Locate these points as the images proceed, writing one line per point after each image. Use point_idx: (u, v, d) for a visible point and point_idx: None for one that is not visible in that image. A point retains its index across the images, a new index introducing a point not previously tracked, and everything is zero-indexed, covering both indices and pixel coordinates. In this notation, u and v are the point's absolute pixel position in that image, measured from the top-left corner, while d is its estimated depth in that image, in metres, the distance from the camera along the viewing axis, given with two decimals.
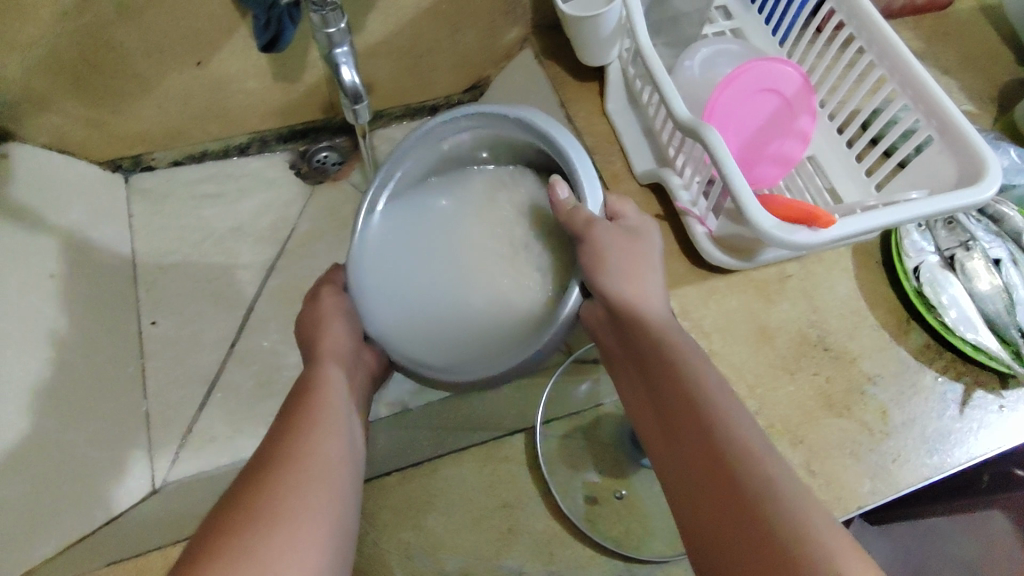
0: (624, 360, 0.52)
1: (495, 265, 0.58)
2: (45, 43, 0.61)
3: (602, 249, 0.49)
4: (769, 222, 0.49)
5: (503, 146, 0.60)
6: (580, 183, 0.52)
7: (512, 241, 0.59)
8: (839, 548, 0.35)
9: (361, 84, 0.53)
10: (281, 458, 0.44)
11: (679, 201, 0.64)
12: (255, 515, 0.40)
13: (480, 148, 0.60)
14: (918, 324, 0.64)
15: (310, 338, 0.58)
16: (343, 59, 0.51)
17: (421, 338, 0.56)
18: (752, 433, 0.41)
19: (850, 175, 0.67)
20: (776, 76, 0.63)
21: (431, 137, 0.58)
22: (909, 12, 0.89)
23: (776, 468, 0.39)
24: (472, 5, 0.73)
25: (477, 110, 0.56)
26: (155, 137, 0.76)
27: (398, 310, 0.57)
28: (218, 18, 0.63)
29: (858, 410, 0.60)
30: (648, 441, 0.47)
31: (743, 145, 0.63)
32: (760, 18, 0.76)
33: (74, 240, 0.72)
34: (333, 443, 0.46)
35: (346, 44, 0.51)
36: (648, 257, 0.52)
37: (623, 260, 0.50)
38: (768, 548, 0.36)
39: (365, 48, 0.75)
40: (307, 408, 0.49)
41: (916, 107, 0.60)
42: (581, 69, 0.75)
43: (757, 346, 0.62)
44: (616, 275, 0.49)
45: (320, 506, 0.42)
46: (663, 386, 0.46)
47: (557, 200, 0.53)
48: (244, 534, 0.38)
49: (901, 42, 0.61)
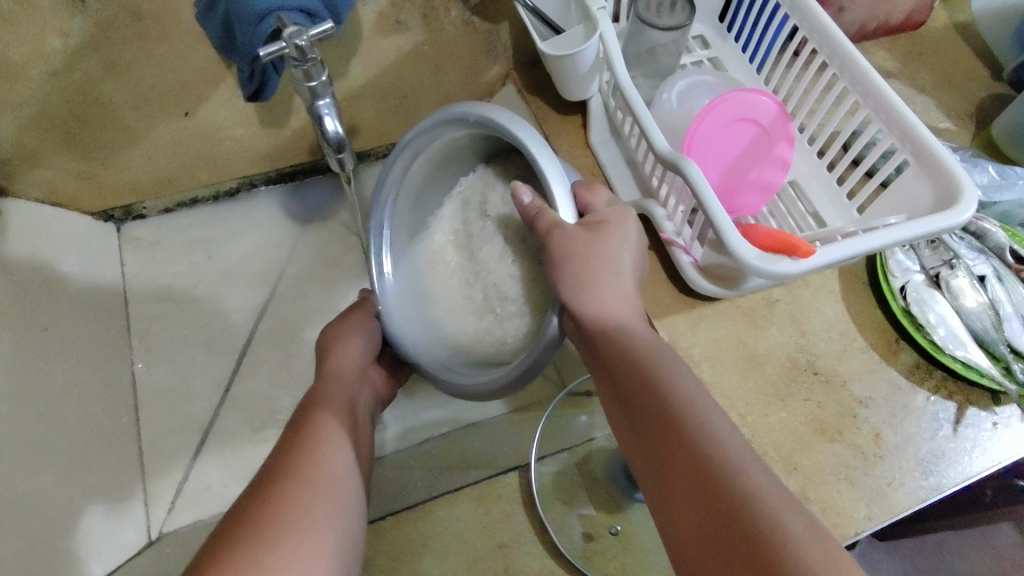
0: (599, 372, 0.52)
1: (500, 275, 0.57)
2: (36, 102, 0.61)
3: (569, 252, 0.50)
4: (750, 253, 0.50)
5: (491, 139, 0.58)
6: (546, 182, 0.50)
7: (513, 245, 0.58)
8: (833, 561, 0.35)
9: (344, 133, 0.54)
10: (287, 474, 0.44)
11: (664, 231, 0.64)
12: (260, 530, 0.39)
13: (457, 146, 0.58)
14: (907, 343, 0.65)
15: (324, 353, 0.61)
16: (326, 110, 0.52)
17: (443, 348, 0.58)
18: (744, 453, 0.41)
19: (831, 199, 0.67)
20: (753, 106, 0.64)
21: (414, 148, 0.56)
22: (883, 33, 0.91)
23: (771, 485, 0.39)
24: (452, 45, 0.75)
25: (439, 116, 0.53)
26: (145, 186, 0.77)
27: (422, 327, 0.59)
28: (204, 69, 0.65)
29: (851, 433, 0.60)
30: (636, 459, 0.46)
31: (724, 174, 0.64)
32: (736, 46, 0.78)
33: (66, 289, 0.73)
34: (338, 460, 0.46)
35: (328, 95, 0.52)
36: (617, 263, 0.51)
37: (590, 267, 0.50)
38: (765, 558, 0.36)
39: (350, 92, 0.76)
40: (309, 426, 0.49)
41: (891, 130, 0.61)
42: (562, 103, 0.77)
43: (748, 373, 0.62)
44: (578, 282, 0.50)
45: (327, 521, 0.42)
46: (651, 402, 0.46)
47: (522, 204, 0.52)
48: (252, 549, 0.38)
49: (873, 69, 0.62)
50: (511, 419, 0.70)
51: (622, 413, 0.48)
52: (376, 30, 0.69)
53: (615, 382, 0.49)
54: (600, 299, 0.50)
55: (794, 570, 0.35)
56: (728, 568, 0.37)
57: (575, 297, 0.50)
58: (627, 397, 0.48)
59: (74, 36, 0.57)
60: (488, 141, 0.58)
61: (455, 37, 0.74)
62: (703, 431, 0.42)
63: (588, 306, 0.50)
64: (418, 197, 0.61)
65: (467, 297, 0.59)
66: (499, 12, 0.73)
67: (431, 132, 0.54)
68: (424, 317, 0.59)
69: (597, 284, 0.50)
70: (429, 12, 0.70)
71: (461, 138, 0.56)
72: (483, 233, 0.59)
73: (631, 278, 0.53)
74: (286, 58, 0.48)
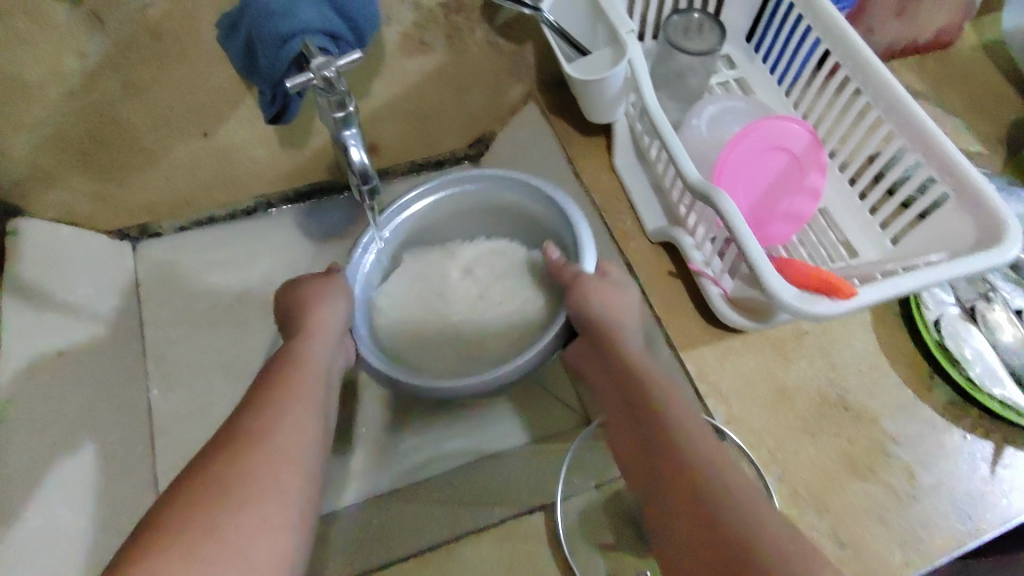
0: (606, 389, 0.57)
1: (468, 323, 0.68)
2: (51, 123, 0.60)
3: (591, 292, 0.58)
4: (787, 293, 0.48)
5: (515, 219, 0.71)
6: (580, 249, 0.62)
7: (485, 303, 0.69)
8: (799, 553, 0.39)
9: (369, 164, 0.53)
10: (256, 430, 0.44)
11: (692, 262, 0.62)
12: (220, 484, 0.39)
13: (477, 212, 0.71)
14: (941, 378, 0.63)
15: (299, 305, 0.58)
16: (353, 140, 0.52)
17: (407, 352, 0.66)
18: (718, 457, 0.46)
19: (862, 227, 0.65)
20: (786, 133, 0.62)
21: (453, 183, 0.68)
22: (910, 52, 0.89)
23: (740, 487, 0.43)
24: (477, 65, 0.74)
25: (491, 172, 0.67)
26: (163, 206, 0.76)
27: (398, 329, 0.67)
28: (225, 90, 0.64)
29: (883, 472, 0.58)
30: (629, 459, 0.51)
31: (754, 204, 0.63)
32: (765, 69, 0.75)
33: (80, 311, 0.70)
34: (305, 425, 0.46)
35: (355, 125, 0.51)
36: (631, 300, 0.60)
37: (616, 305, 0.58)
38: (737, 548, 0.40)
39: (372, 111, 0.75)
40: (286, 383, 0.48)
41: (930, 163, 0.58)
42: (586, 125, 0.76)
43: (777, 408, 0.60)
44: (602, 308, 0.58)
45: (285, 483, 0.41)
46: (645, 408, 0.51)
47: (551, 259, 0.63)
48: (205, 501, 0.38)
49: (910, 98, 0.59)
50: (533, 451, 0.68)
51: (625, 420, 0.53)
52: (400, 50, 0.68)
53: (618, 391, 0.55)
54: (612, 316, 0.58)
55: (762, 558, 0.39)
56: (704, 558, 0.41)
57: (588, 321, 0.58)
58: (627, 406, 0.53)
59: (92, 56, 0.56)
60: (518, 216, 0.70)
61: (479, 57, 0.73)
62: (689, 439, 0.47)
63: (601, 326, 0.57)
64: (430, 228, 0.72)
65: (434, 330, 0.68)
66: (524, 32, 0.72)
67: (477, 185, 0.68)
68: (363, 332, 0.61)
69: (615, 306, 0.58)
70: (454, 32, 0.68)
71: (488, 199, 0.70)
72: (469, 287, 0.71)
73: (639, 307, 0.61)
74: (313, 89, 0.47)
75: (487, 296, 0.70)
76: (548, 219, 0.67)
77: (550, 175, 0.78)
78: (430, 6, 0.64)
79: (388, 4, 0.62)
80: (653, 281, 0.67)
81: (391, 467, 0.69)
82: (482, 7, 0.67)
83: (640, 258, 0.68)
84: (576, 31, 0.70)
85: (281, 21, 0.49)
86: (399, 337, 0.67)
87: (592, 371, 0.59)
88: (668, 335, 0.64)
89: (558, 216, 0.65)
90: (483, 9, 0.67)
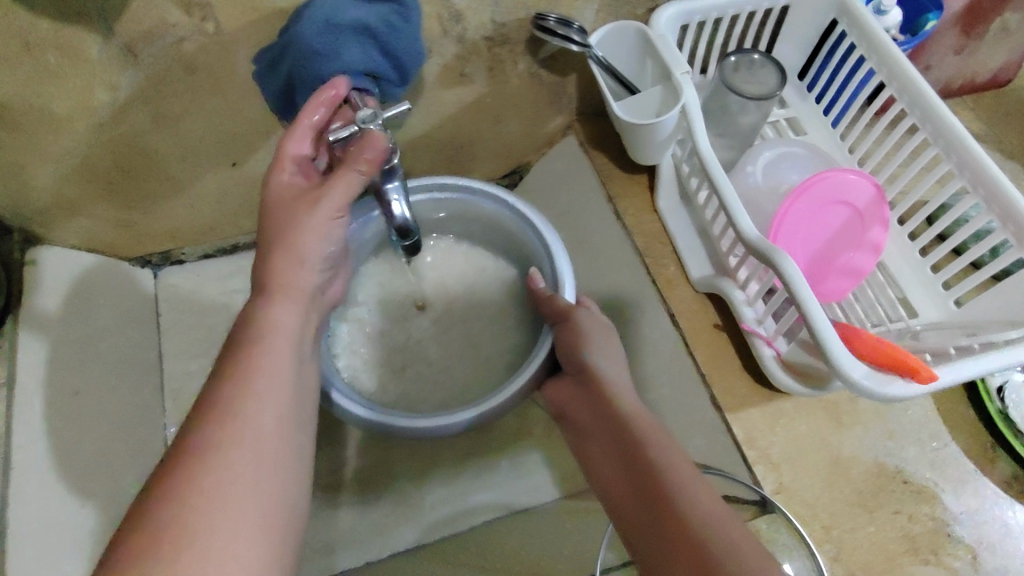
0: (598, 435, 0.51)
1: (432, 345, 0.69)
2: (78, 153, 0.58)
3: (582, 329, 0.54)
4: (859, 371, 0.46)
5: (512, 249, 0.68)
6: (561, 285, 0.59)
7: (452, 323, 0.70)
8: None
9: (410, 217, 0.53)
10: (218, 435, 0.36)
11: (744, 319, 0.59)
12: (184, 510, 0.33)
13: (444, 222, 0.69)
14: (1005, 451, 0.59)
15: (271, 219, 0.46)
16: (394, 194, 0.51)
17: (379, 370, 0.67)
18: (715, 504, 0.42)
19: (923, 285, 0.61)
20: (845, 187, 0.59)
21: (463, 193, 0.64)
22: (967, 91, 0.83)
23: (741, 539, 0.39)
24: (516, 98, 0.71)
25: (450, 182, 0.64)
26: (186, 233, 0.73)
27: (378, 339, 0.69)
28: (257, 121, 0.61)
29: (947, 555, 0.54)
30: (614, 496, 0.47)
31: (811, 259, 0.59)
32: (817, 108, 0.71)
33: (98, 345, 0.67)
34: (272, 409, 0.39)
35: (398, 179, 0.51)
36: (616, 344, 0.54)
37: (603, 344, 0.53)
38: None
39: (405, 141, 0.73)
40: (246, 359, 0.40)
41: (990, 208, 0.54)
42: (626, 161, 0.72)
43: (831, 479, 0.57)
44: (601, 353, 0.53)
45: (263, 490, 0.36)
46: (634, 444, 0.47)
47: (535, 289, 0.60)
48: (176, 521, 0.33)
49: (986, 153, 0.54)
50: (563, 508, 0.65)
51: (612, 460, 0.48)
52: (439, 82, 0.65)
53: (602, 426, 0.50)
54: (607, 361, 0.53)
55: None
56: None
57: (574, 356, 0.54)
58: (613, 440, 0.49)
59: (125, 89, 0.53)
60: (517, 248, 0.67)
61: (519, 89, 0.69)
62: (684, 483, 0.43)
63: (586, 359, 0.53)
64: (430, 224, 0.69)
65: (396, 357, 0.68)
66: (567, 65, 0.69)
67: (493, 205, 0.64)
68: (328, 363, 0.59)
69: (608, 353, 0.53)
70: (496, 65, 0.65)
71: (452, 209, 0.66)
72: (453, 309, 0.70)
73: (624, 358, 0.54)
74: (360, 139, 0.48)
75: (456, 312, 0.70)
76: (527, 243, 0.65)
77: (587, 213, 0.75)
78: (474, 40, 0.61)
79: (430, 37, 0.59)
80: (698, 335, 0.63)
81: (418, 518, 0.68)
82: (527, 41, 0.63)
83: (684, 310, 0.64)
84: (621, 66, 0.67)
85: (324, 63, 0.47)
86: (367, 363, 0.67)
87: (572, 402, 0.54)
88: (713, 395, 0.60)
89: (545, 255, 0.62)
90: (527, 43, 0.63)
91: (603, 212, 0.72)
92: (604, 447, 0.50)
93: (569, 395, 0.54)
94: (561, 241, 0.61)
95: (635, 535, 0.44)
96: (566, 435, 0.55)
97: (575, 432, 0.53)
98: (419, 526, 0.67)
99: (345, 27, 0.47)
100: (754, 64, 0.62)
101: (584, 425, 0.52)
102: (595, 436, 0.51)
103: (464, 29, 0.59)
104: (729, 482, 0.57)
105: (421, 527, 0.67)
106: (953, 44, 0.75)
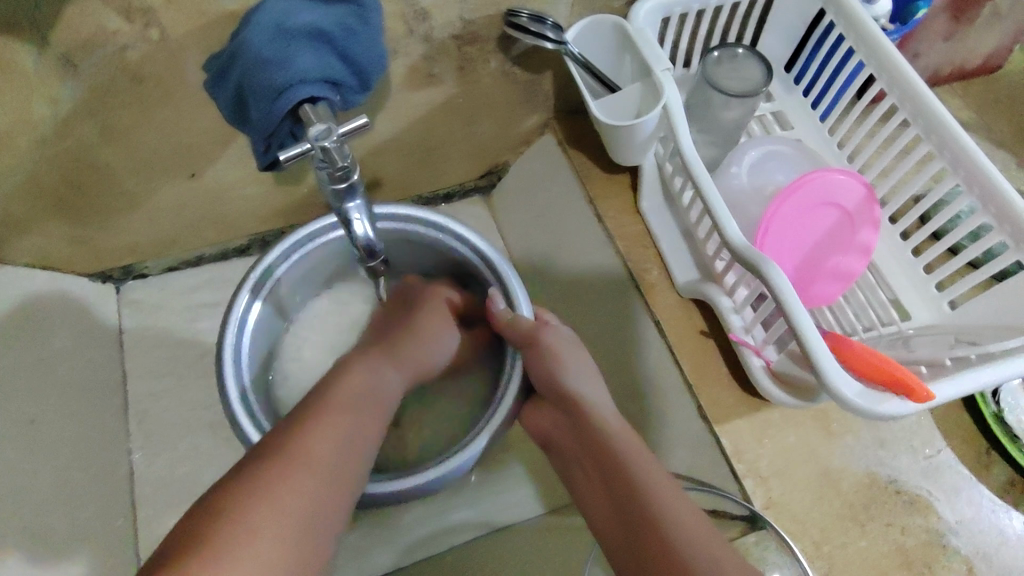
0: (580, 455, 0.49)
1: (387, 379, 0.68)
2: (22, 171, 0.54)
3: (552, 352, 0.52)
4: (852, 390, 0.44)
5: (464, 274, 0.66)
6: (517, 303, 0.57)
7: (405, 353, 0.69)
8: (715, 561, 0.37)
9: (374, 235, 0.51)
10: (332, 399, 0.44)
11: (732, 328, 0.57)
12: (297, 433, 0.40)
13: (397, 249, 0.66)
14: (1000, 456, 0.57)
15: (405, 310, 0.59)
16: (356, 213, 0.49)
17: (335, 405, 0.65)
18: (677, 499, 0.42)
19: (916, 286, 0.59)
20: (834, 187, 0.57)
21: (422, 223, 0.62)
22: (956, 78, 0.81)
23: (699, 526, 0.39)
24: (489, 98, 0.68)
25: (382, 210, 0.60)
26: (148, 247, 0.71)
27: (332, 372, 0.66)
28: (213, 130, 0.58)
29: (941, 568, 0.53)
30: (587, 503, 0.46)
31: (799, 264, 0.57)
32: (804, 101, 0.68)
33: (57, 369, 0.64)
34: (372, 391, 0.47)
35: (359, 198, 0.48)
36: (592, 367, 0.53)
37: (576, 363, 0.52)
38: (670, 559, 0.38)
39: (374, 145, 0.70)
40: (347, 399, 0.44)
41: (985, 208, 0.51)
42: (607, 160, 0.69)
43: (822, 492, 0.55)
44: (579, 375, 0.51)
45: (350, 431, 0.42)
46: (607, 455, 0.46)
47: (494, 311, 0.57)
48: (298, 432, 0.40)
49: (981, 150, 0.51)
50: (546, 525, 0.64)
51: (593, 475, 0.47)
52: (407, 84, 0.62)
53: (581, 448, 0.48)
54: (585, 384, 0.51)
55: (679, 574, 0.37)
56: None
57: (550, 381, 0.52)
58: (595, 462, 0.47)
59: (65, 102, 0.50)
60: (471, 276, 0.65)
61: (492, 88, 0.66)
62: (649, 479, 0.43)
63: (563, 383, 0.51)
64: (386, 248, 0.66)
65: None
66: (543, 62, 0.65)
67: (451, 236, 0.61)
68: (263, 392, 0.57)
69: (585, 376, 0.52)
70: (467, 64, 0.62)
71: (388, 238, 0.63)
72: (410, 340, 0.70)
73: (602, 382, 0.52)
74: (312, 157, 0.43)
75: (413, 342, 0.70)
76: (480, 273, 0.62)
77: (566, 215, 0.72)
78: (441, 38, 0.58)
79: (394, 37, 0.56)
80: (684, 342, 0.60)
81: (397, 539, 0.66)
82: (499, 38, 0.60)
83: (669, 317, 0.62)
84: (599, 61, 0.63)
85: (275, 71, 0.43)
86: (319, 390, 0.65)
87: (553, 427, 0.52)
88: (699, 405, 0.58)
89: (495, 278, 0.60)
90: (499, 40, 0.60)
91: (583, 214, 0.69)
92: (587, 466, 0.48)
93: (547, 420, 0.53)
94: (504, 256, 0.60)
95: (609, 542, 0.43)
96: (552, 463, 0.53)
97: (558, 456, 0.51)
98: (398, 547, 0.66)
99: (297, 33, 0.44)
100: (737, 58, 0.59)
101: (564, 450, 0.50)
102: (574, 458, 0.49)
103: (431, 27, 0.56)
104: (719, 498, 0.56)
105: (400, 548, 0.66)
106: (942, 30, 0.72)
